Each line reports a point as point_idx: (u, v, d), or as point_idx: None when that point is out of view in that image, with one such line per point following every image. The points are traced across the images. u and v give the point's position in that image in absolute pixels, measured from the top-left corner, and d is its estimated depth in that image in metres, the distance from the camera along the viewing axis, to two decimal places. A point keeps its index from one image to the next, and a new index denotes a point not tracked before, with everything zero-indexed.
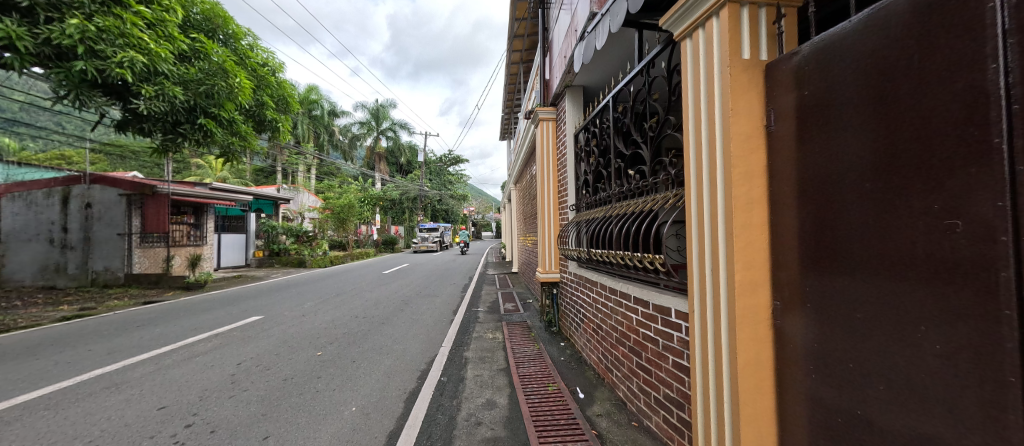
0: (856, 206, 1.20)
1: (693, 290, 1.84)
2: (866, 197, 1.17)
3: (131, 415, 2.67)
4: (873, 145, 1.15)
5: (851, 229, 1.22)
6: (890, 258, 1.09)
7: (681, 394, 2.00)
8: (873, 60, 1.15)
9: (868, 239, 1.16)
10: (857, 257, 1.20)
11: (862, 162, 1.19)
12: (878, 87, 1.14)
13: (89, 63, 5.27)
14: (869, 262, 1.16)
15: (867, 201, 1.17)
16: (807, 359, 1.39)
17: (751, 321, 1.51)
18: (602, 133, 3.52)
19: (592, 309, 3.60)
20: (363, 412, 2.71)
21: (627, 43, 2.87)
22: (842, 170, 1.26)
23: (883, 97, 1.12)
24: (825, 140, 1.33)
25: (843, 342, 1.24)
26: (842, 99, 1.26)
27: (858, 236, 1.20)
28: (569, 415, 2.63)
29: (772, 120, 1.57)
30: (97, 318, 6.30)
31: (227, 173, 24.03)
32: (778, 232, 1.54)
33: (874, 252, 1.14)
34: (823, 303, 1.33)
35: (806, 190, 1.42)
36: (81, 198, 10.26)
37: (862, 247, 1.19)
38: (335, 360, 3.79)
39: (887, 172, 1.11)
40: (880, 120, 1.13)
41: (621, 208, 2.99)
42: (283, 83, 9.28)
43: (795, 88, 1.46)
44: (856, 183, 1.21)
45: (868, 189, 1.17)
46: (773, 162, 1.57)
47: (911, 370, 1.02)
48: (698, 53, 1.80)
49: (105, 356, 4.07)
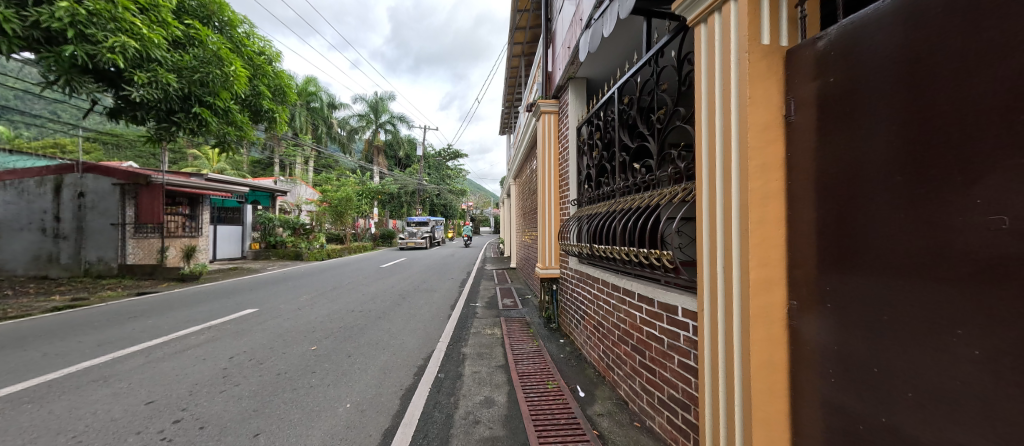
0: (886, 201, 1.12)
1: (703, 288, 1.76)
2: (895, 191, 1.09)
3: (119, 410, 2.59)
4: (904, 135, 1.07)
5: (878, 225, 1.14)
6: (923, 257, 1.01)
7: (687, 395, 1.94)
8: (905, 43, 1.07)
9: (898, 236, 1.08)
10: (884, 255, 1.12)
11: (890, 154, 1.11)
12: (911, 72, 1.05)
13: (78, 48, 5.10)
14: (898, 261, 1.08)
15: (897, 195, 1.09)
16: (826, 362, 1.31)
17: (765, 321, 1.44)
18: (607, 125, 3.42)
19: (593, 306, 3.53)
20: (358, 409, 2.64)
21: (635, 31, 2.77)
22: (870, 162, 1.17)
23: (917, 83, 1.04)
24: (849, 131, 1.25)
25: (866, 345, 1.17)
26: (870, 86, 1.18)
27: (887, 232, 1.12)
28: (570, 414, 2.58)
29: (791, 110, 1.48)
30: (88, 309, 6.20)
31: (224, 164, 23.80)
32: (796, 228, 1.45)
33: (904, 250, 1.06)
34: (845, 303, 1.25)
35: (827, 184, 1.34)
36: (74, 186, 10.08)
37: (890, 245, 1.11)
38: (330, 354, 3.72)
39: (920, 164, 1.02)
40: (914, 108, 1.04)
41: (625, 203, 2.91)
42: (280, 73, 9.09)
43: (818, 75, 1.37)
44: (885, 176, 1.12)
45: (898, 183, 1.08)
46: (792, 154, 1.48)
47: (946, 377, 0.95)
48: (713, 39, 1.70)
49: (95, 348, 3.97)
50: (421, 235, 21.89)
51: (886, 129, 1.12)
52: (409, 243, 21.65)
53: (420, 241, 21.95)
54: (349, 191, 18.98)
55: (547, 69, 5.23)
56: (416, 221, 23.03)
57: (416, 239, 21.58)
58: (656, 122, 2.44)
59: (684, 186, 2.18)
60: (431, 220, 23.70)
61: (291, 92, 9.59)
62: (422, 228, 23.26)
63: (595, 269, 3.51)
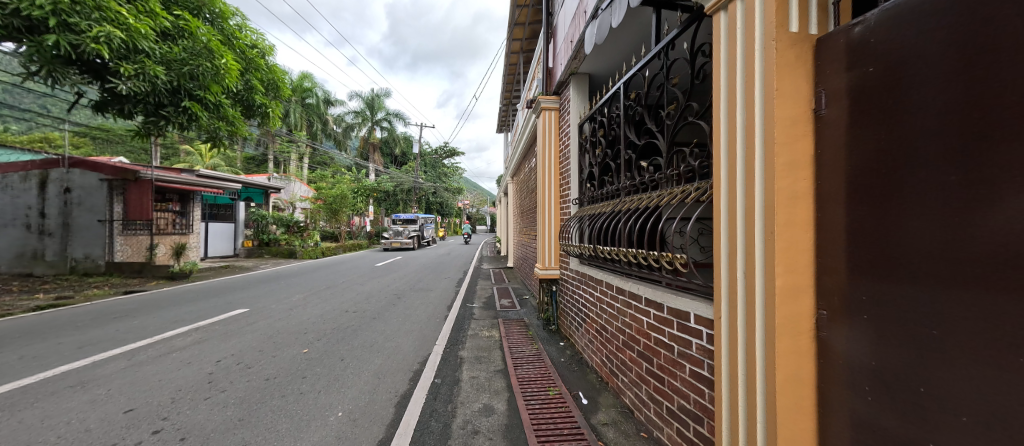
0: (928, 203, 1.02)
1: (721, 293, 1.67)
2: (941, 191, 0.99)
3: (94, 419, 2.43)
4: (953, 128, 0.95)
5: (920, 229, 1.04)
6: (977, 265, 0.90)
7: (700, 406, 1.85)
8: (954, 25, 0.96)
9: (947, 241, 0.97)
10: (929, 263, 1.01)
11: (936, 150, 1.00)
12: (961, 58, 0.94)
13: (61, 37, 4.87)
14: (945, 269, 0.97)
15: (943, 195, 0.98)
16: (860, 377, 1.21)
17: (791, 330, 1.35)
18: (611, 122, 3.29)
19: (595, 309, 3.42)
20: (350, 418, 2.51)
21: (644, 22, 2.65)
22: (911, 159, 1.07)
23: (969, 70, 0.92)
24: (887, 125, 1.14)
25: (906, 360, 1.07)
26: (911, 75, 1.07)
27: (931, 237, 1.01)
28: (573, 423, 2.47)
29: (821, 103, 1.37)
30: (71, 308, 5.97)
31: (217, 160, 23.40)
32: (824, 231, 1.35)
33: (954, 257, 0.95)
34: (881, 314, 1.14)
35: (861, 183, 1.23)
36: (60, 182, 9.77)
37: (935, 251, 1.00)
38: (322, 358, 3.57)
39: (971, 161, 0.91)
40: (964, 98, 0.93)
41: (631, 202, 2.80)
42: (273, 67, 8.84)
43: (852, 64, 1.26)
44: (929, 174, 1.02)
45: (947, 181, 0.97)
46: (822, 150, 1.37)
47: (1010, 401, 0.84)
48: (734, 28, 1.60)
49: (75, 350, 3.78)
50: (408, 235, 19.51)
51: (930, 122, 1.02)
52: (394, 244, 19.41)
53: (406, 242, 19.65)
54: (343, 189, 18.70)
55: (547, 65, 5.09)
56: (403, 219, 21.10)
57: (402, 240, 19.30)
58: (665, 118, 2.32)
59: (695, 185, 2.08)
60: (420, 218, 21.77)
61: (285, 86, 9.35)
62: (409, 227, 21.13)
63: (598, 270, 3.39)
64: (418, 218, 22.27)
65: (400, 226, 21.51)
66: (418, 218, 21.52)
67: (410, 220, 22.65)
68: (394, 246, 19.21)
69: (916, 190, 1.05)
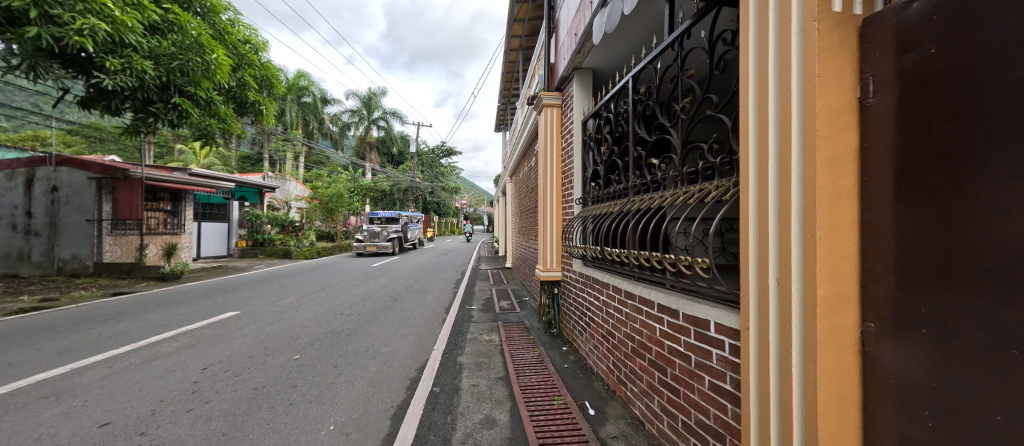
0: (996, 204, 0.87)
1: (750, 299, 1.54)
2: (1006, 186, 0.85)
3: (65, 434, 2.25)
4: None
5: (982, 231, 0.91)
6: None
7: (721, 423, 1.72)
8: None
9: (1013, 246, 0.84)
10: (995, 271, 0.88)
11: (1003, 138, 0.86)
12: None
13: (42, 29, 4.62)
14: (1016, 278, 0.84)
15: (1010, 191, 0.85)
16: (915, 399, 1.07)
17: (831, 343, 1.22)
18: (618, 118, 3.15)
19: (601, 314, 3.28)
20: (343, 432, 2.34)
21: (657, 11, 2.51)
22: (973, 152, 0.93)
23: None
24: (947, 113, 1.00)
25: (974, 384, 0.93)
26: (977, 55, 0.93)
27: (995, 241, 0.88)
28: (580, 436, 2.32)
29: (868, 91, 1.23)
30: (55, 311, 5.75)
31: (212, 159, 23.09)
32: (870, 233, 1.21)
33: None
34: (941, 327, 1.01)
35: (913, 180, 1.09)
36: (47, 180, 9.49)
37: (1000, 256, 0.87)
38: (314, 365, 3.40)
39: None
40: None
41: (640, 202, 2.66)
42: (266, 64, 8.61)
43: (906, 44, 1.12)
44: (995, 170, 0.88)
45: (1014, 175, 0.84)
46: (868, 143, 1.24)
47: None
48: (767, 12, 1.47)
49: (54, 356, 3.58)
50: (385, 237, 16.20)
51: (998, 108, 0.88)
52: (368, 248, 16.11)
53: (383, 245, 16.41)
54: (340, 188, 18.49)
55: (548, 60, 4.96)
56: (382, 217, 17.91)
57: (378, 243, 15.93)
58: (679, 113, 2.19)
59: (716, 184, 1.94)
60: (403, 216, 18.50)
61: (279, 83, 9.14)
62: (388, 226, 17.79)
63: (603, 273, 3.24)
64: (400, 216, 18.91)
65: (378, 225, 18.22)
66: (400, 216, 18.24)
67: (386, 219, 18.51)
68: (369, 251, 15.97)
69: (979, 188, 0.91)
